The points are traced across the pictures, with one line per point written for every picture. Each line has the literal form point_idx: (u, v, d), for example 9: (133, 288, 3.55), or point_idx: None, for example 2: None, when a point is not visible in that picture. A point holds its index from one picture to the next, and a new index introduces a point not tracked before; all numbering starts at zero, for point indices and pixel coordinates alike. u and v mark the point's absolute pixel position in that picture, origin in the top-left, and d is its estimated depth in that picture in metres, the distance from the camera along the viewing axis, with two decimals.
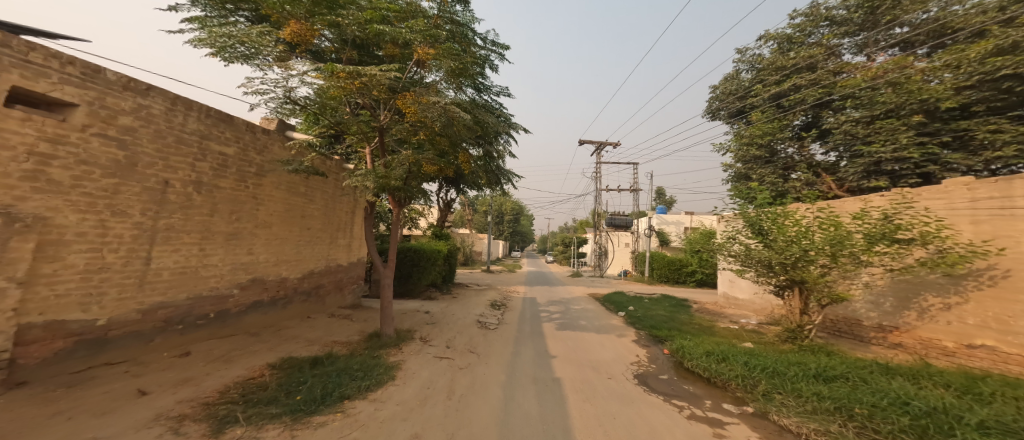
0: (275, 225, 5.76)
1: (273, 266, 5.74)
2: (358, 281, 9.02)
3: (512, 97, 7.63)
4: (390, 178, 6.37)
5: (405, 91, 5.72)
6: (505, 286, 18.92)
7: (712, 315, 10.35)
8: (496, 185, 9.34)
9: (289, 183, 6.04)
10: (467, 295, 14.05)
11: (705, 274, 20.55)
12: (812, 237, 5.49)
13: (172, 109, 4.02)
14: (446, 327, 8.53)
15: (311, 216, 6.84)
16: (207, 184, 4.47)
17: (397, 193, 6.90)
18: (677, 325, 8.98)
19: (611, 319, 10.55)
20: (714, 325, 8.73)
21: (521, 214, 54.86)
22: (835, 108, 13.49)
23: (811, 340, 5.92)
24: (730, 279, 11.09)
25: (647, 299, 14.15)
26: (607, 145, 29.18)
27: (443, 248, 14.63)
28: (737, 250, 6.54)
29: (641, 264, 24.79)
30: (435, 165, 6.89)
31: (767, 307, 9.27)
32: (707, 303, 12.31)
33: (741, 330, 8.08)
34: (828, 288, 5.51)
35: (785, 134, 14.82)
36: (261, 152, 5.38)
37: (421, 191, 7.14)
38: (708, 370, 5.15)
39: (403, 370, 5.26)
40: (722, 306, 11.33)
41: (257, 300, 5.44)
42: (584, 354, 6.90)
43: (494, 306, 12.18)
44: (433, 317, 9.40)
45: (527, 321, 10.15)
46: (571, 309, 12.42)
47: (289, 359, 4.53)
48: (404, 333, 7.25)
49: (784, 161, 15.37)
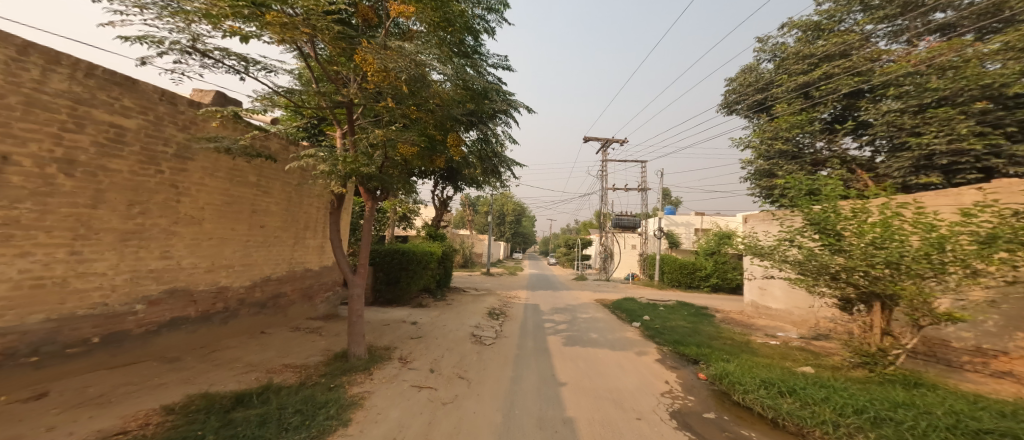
0: (208, 221, 4.52)
1: (205, 274, 4.51)
2: (334, 287, 7.79)
3: (513, 71, 6.46)
4: (360, 163, 5.07)
5: (372, 45, 4.46)
6: (506, 291, 17.66)
7: (742, 327, 9.10)
8: (495, 177, 8.16)
9: (230, 167, 4.81)
10: (465, 301, 12.80)
11: (721, 278, 19.24)
12: (908, 241, 4.15)
13: (21, 59, 2.80)
14: (435, 343, 7.24)
15: (266, 210, 5.60)
16: (87, 163, 3.28)
17: (371, 182, 5.65)
18: (704, 340, 7.71)
19: (625, 331, 9.27)
20: (751, 341, 7.46)
21: (522, 215, 53.65)
22: (874, 98, 12.16)
23: (899, 370, 4.53)
24: (760, 287, 9.91)
25: (662, 306, 12.88)
26: (614, 143, 27.89)
27: (437, 250, 13.39)
28: (795, 256, 5.23)
29: (649, 267, 23.45)
30: (418, 147, 5.64)
31: (810, 320, 8.10)
32: (732, 312, 11.04)
33: (787, 349, 6.81)
34: (930, 306, 4.15)
35: (814, 127, 13.63)
36: (182, 126, 4.17)
37: (402, 181, 5.87)
38: (774, 409, 3.86)
39: (365, 410, 3.97)
40: (751, 317, 10.10)
41: (180, 317, 4.23)
42: (600, 381, 5.58)
43: (493, 314, 10.89)
44: (420, 329, 8.14)
45: (530, 334, 8.86)
46: (579, 318, 11.17)
47: (201, 400, 3.30)
48: (380, 352, 5.99)
49: (812, 157, 14.12)
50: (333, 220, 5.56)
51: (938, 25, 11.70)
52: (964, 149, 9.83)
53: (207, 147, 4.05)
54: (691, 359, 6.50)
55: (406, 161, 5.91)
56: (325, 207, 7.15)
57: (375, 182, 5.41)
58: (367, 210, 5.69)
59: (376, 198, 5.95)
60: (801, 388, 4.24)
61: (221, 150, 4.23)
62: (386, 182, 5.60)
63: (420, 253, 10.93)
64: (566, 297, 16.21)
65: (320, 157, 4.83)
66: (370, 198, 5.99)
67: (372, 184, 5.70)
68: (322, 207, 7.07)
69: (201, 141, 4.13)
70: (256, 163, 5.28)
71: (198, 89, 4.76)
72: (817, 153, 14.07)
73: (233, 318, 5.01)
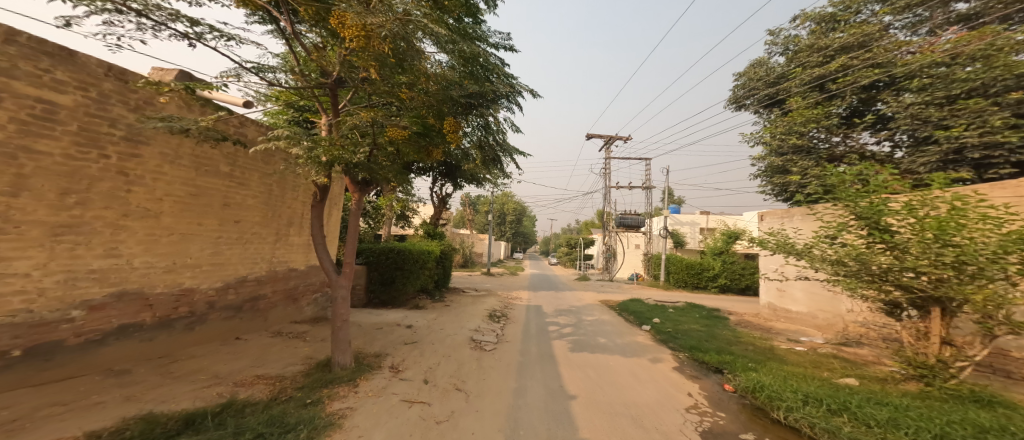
0: (168, 214, 3.94)
1: (164, 274, 3.94)
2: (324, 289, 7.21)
3: (515, 52, 5.96)
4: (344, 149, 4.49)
5: (355, 9, 3.89)
6: (507, 292, 17.09)
7: (761, 331, 8.57)
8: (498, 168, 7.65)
9: (195, 154, 4.23)
10: (465, 303, 12.23)
11: (730, 278, 18.62)
12: (978, 236, 3.56)
13: None
14: (431, 349, 6.65)
15: (242, 204, 5.01)
16: (4, 142, 2.72)
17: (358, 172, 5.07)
18: (723, 346, 7.13)
19: (635, 335, 8.70)
20: (775, 348, 6.90)
21: (523, 214, 53.11)
22: (897, 90, 11.74)
23: (962, 384, 3.96)
24: (779, 289, 9.43)
25: (671, 308, 12.30)
26: (617, 140, 27.38)
27: (436, 249, 12.83)
28: (834, 255, 4.64)
29: (655, 268, 22.87)
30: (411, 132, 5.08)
31: (836, 323, 7.64)
32: (747, 314, 10.48)
33: (816, 357, 6.26)
34: (1006, 312, 3.55)
35: (830, 121, 13.13)
36: (135, 107, 3.62)
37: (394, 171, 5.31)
38: (831, 434, 3.28)
39: (345, 431, 3.39)
40: (768, 320, 9.59)
41: (134, 326, 3.66)
42: (613, 393, 5.01)
43: (494, 317, 10.30)
44: (416, 333, 7.56)
45: (534, 339, 8.29)
46: (584, 321, 10.59)
47: (143, 424, 2.74)
48: (369, 360, 5.41)
49: (828, 152, 13.59)
50: (315, 214, 4.80)
51: (959, 14, 11.19)
52: (997, 141, 9.26)
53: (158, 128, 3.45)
54: (714, 368, 5.91)
55: (400, 149, 5.36)
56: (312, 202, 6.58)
57: (363, 173, 4.80)
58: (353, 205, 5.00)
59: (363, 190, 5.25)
60: (855, 406, 3.67)
61: (174, 131, 3.59)
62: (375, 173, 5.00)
63: (418, 252, 10.40)
64: (569, 298, 15.66)
65: (286, 140, 4.12)
66: (356, 191, 5.31)
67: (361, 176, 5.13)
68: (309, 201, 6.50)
69: (147, 122, 3.51)
70: (228, 150, 4.70)
71: (159, 68, 4.21)
72: (833, 148, 13.58)
73: (203, 325, 4.44)
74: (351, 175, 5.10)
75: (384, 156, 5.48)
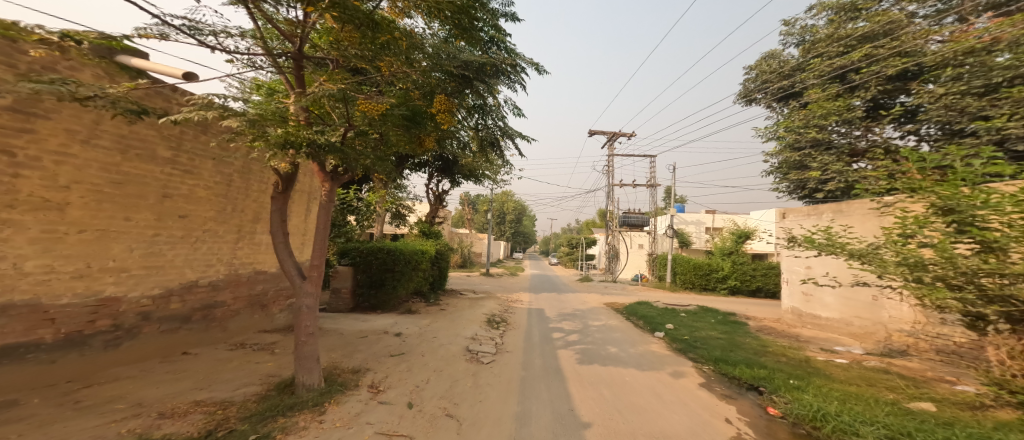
0: (81, 205, 3.12)
1: (75, 281, 3.10)
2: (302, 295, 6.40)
3: (519, 20, 5.21)
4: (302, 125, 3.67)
5: None
6: (507, 294, 16.29)
7: (788, 339, 7.80)
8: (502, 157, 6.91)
9: (121, 132, 3.40)
10: (462, 307, 11.44)
11: (740, 280, 17.85)
12: None
13: None
14: (422, 362, 5.83)
15: (192, 196, 4.20)
16: None
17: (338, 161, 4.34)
18: (750, 358, 6.36)
19: (650, 343, 7.93)
20: (813, 360, 6.12)
21: (523, 213, 52.30)
22: (929, 81, 11.34)
23: None
24: (804, 293, 8.76)
25: (683, 312, 11.53)
26: (620, 137, 26.66)
27: (431, 248, 12.02)
28: (912, 260, 3.80)
29: (660, 268, 22.06)
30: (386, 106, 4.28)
31: (878, 332, 6.90)
32: (767, 320, 9.74)
33: (863, 372, 5.48)
34: None
35: (853, 114, 12.53)
36: (26, 72, 2.80)
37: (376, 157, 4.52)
38: None
39: None
40: (791, 327, 8.84)
41: (28, 348, 2.79)
42: (635, 419, 4.18)
43: (493, 322, 9.46)
44: (406, 343, 6.74)
45: (538, 348, 7.49)
46: (591, 326, 9.81)
47: None
48: (345, 378, 4.59)
49: (850, 147, 12.97)
50: (276, 209, 3.81)
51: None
52: None
53: (42, 91, 2.46)
54: (749, 385, 5.11)
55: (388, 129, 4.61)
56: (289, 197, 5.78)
57: (336, 159, 3.94)
58: (322, 198, 4.01)
59: (335, 180, 4.14)
60: None
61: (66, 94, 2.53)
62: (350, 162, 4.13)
63: (412, 251, 9.63)
64: (573, 301, 14.90)
65: (223, 109, 3.19)
66: (326, 182, 4.17)
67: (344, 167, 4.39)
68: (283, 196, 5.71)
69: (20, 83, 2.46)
70: (170, 131, 3.88)
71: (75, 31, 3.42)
72: (854, 143, 12.94)
73: (135, 346, 3.61)
74: (319, 163, 4.04)
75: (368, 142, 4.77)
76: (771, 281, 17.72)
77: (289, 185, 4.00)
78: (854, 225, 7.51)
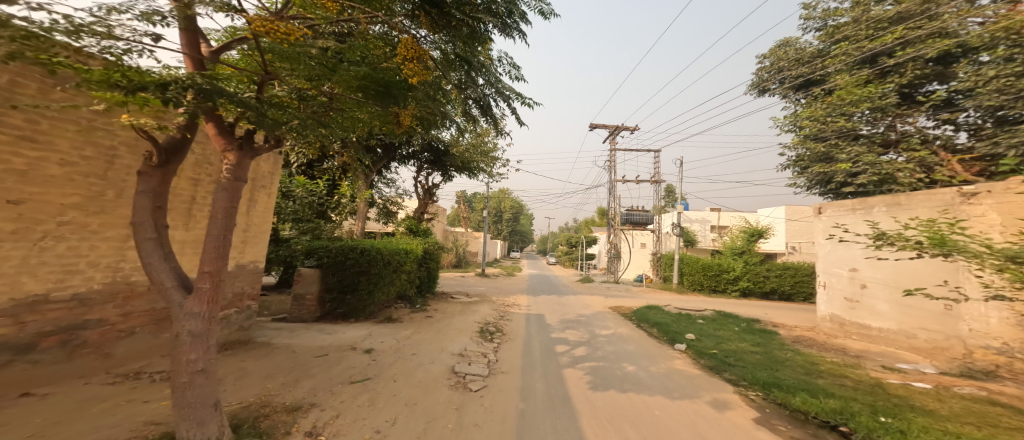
0: None
1: None
2: (244, 306, 5.13)
3: None
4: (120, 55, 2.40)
5: None
6: (503, 295, 15.02)
7: (834, 354, 6.61)
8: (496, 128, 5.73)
9: None
10: (453, 313, 10.14)
11: (753, 281, 16.66)
12: None
13: None
14: (390, 390, 4.51)
15: (30, 171, 2.91)
16: None
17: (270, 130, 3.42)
18: (799, 379, 5.16)
19: (673, 359, 6.66)
20: (887, 386, 4.88)
21: (520, 212, 51.05)
22: (974, 61, 10.29)
23: None
24: (847, 300, 7.57)
25: (700, 319, 10.30)
26: (622, 131, 25.48)
27: (417, 248, 10.65)
28: None
29: (666, 269, 20.84)
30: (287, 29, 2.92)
31: (956, 348, 5.68)
32: (800, 328, 8.52)
33: (957, 401, 4.30)
34: None
35: (885, 101, 11.43)
36: None
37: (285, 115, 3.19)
38: None
39: None
40: (832, 337, 7.62)
41: None
42: None
43: (486, 332, 8.17)
44: (375, 364, 5.39)
45: (540, 367, 6.20)
46: (599, 337, 8.55)
47: None
48: (271, 424, 3.27)
49: (882, 137, 11.87)
50: (143, 190, 2.43)
51: None
52: None
53: None
54: (822, 422, 3.85)
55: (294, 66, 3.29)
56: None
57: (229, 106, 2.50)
58: (224, 176, 2.57)
59: (244, 149, 2.65)
60: None
61: None
62: (271, 126, 2.89)
63: (393, 251, 8.32)
64: (575, 305, 13.63)
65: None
66: (230, 150, 2.64)
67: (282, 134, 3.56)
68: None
69: None
70: None
71: None
72: (884, 132, 11.88)
73: None
74: (218, 123, 2.61)
75: (317, 106, 4.11)
76: (787, 281, 16.43)
77: (172, 158, 2.59)
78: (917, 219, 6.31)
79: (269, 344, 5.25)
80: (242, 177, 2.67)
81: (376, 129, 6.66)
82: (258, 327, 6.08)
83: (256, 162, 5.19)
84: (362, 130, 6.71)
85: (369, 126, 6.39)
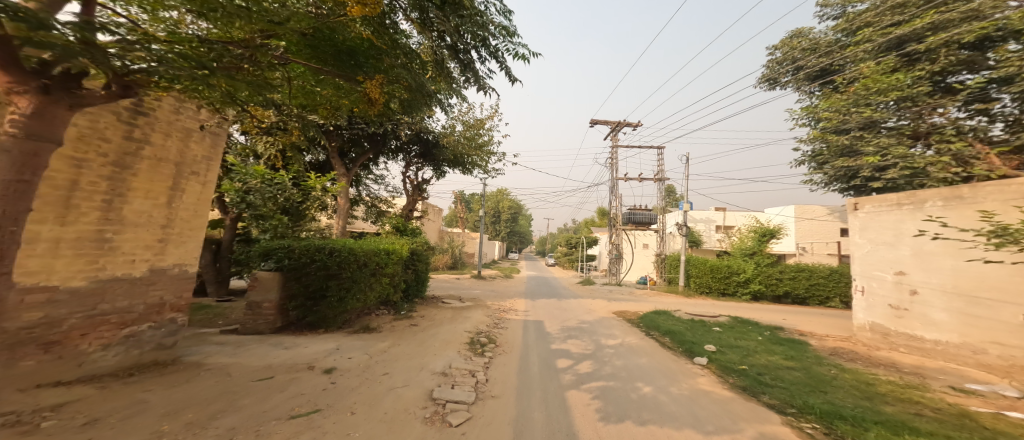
0: None
1: None
2: (166, 319, 4.15)
3: None
4: None
5: None
6: (498, 299, 13.99)
7: (885, 370, 5.62)
8: (478, 84, 4.59)
9: None
10: (442, 320, 9.09)
11: (765, 284, 15.69)
12: None
13: None
14: (340, 427, 3.46)
15: None
16: None
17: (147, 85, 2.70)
18: (859, 406, 4.15)
19: (697, 378, 5.62)
20: (975, 417, 3.89)
21: (518, 212, 50.01)
22: (1016, 44, 9.28)
23: None
24: (892, 308, 6.60)
25: (716, 326, 9.29)
26: (625, 127, 24.53)
27: (403, 248, 9.61)
28: None
29: (671, 271, 19.81)
30: None
31: None
32: (833, 338, 7.54)
33: None
34: None
35: (915, 89, 10.47)
36: None
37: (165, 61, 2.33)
38: None
39: None
40: (875, 350, 6.63)
41: None
42: None
43: (476, 344, 7.12)
44: (332, 389, 4.33)
45: (540, 391, 5.14)
46: (606, 349, 7.53)
47: None
48: None
49: (915, 128, 10.84)
50: None
51: None
52: None
53: None
54: None
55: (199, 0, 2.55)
56: (119, 164, 3.54)
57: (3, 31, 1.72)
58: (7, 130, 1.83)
59: (52, 96, 1.95)
60: None
61: None
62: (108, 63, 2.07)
63: (372, 252, 7.30)
64: (577, 310, 12.58)
65: None
66: (20, 93, 1.88)
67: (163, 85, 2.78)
68: (106, 161, 3.45)
69: None
70: None
71: None
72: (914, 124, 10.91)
73: None
74: (6, 55, 1.81)
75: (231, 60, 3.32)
76: (801, 284, 15.44)
77: None
78: (982, 215, 5.36)
79: (199, 365, 4.26)
80: (51, 136, 1.99)
81: (343, 107, 5.73)
82: (200, 342, 5.07)
83: (183, 141, 4.21)
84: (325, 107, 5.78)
85: (332, 102, 5.46)
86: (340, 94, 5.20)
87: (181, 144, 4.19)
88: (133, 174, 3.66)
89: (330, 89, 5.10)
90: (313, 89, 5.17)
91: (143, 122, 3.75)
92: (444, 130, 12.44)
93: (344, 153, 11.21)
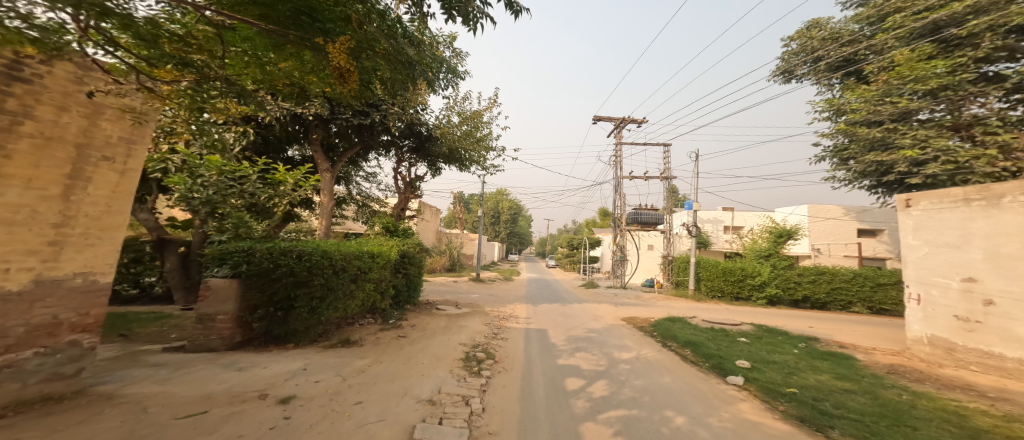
0: None
1: None
2: (64, 343, 3.20)
3: None
4: None
5: None
6: (498, 304, 13.04)
7: (963, 394, 4.72)
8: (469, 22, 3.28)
9: None
10: (435, 330, 8.15)
11: (782, 287, 14.78)
12: None
13: None
14: None
15: None
16: None
17: None
18: None
19: (739, 404, 4.67)
20: None
21: (518, 213, 49.07)
22: None
23: None
24: (960, 320, 5.67)
25: (740, 336, 8.36)
26: (629, 123, 23.62)
27: (392, 249, 8.66)
28: None
29: (680, 273, 18.86)
30: None
31: None
32: (881, 352, 6.63)
33: None
34: None
35: (955, 78, 9.59)
36: None
37: None
38: None
39: None
40: (938, 368, 5.72)
41: None
42: None
43: (472, 361, 6.16)
44: (281, 428, 3.35)
45: (547, 425, 4.14)
46: (621, 365, 6.58)
47: None
48: None
49: (954, 121, 9.96)
50: None
51: None
52: None
53: None
54: None
55: None
56: None
57: None
58: None
59: None
60: None
61: None
62: None
63: (352, 255, 6.34)
64: (583, 316, 11.58)
65: None
66: None
67: (17, 25, 2.07)
68: None
69: None
70: None
71: None
72: (952, 116, 10.04)
73: None
74: None
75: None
76: (822, 288, 14.49)
77: None
78: None
79: (109, 398, 3.28)
80: None
81: (311, 85, 4.75)
82: (130, 364, 4.13)
83: (88, 118, 3.29)
84: (290, 84, 4.84)
85: (294, 77, 4.46)
86: (304, 69, 4.33)
87: (85, 122, 3.28)
88: (5, 155, 2.73)
89: (288, 61, 4.11)
90: (263, 62, 4.08)
91: (21, 91, 2.82)
92: (439, 122, 11.47)
93: (331, 147, 10.30)
